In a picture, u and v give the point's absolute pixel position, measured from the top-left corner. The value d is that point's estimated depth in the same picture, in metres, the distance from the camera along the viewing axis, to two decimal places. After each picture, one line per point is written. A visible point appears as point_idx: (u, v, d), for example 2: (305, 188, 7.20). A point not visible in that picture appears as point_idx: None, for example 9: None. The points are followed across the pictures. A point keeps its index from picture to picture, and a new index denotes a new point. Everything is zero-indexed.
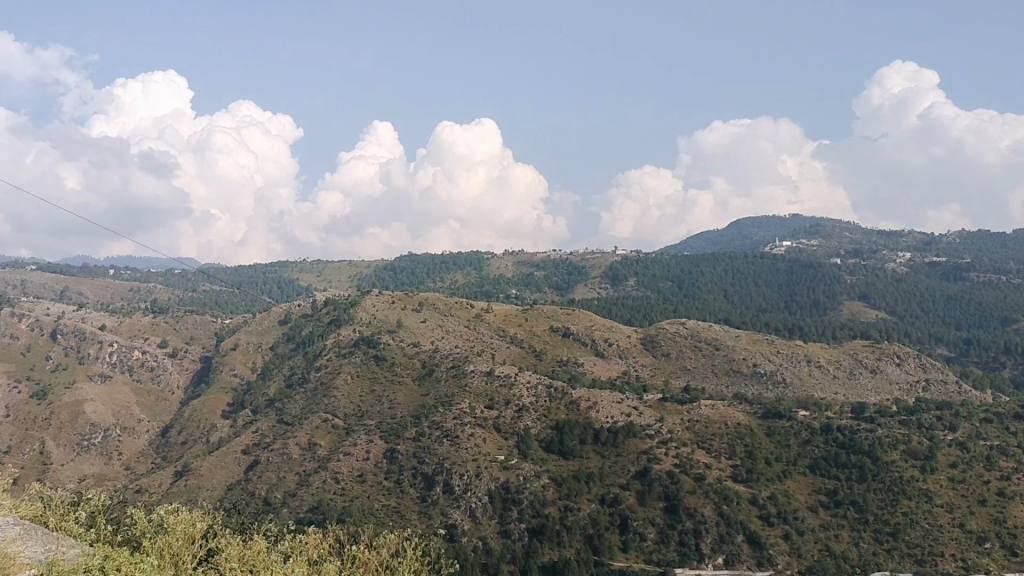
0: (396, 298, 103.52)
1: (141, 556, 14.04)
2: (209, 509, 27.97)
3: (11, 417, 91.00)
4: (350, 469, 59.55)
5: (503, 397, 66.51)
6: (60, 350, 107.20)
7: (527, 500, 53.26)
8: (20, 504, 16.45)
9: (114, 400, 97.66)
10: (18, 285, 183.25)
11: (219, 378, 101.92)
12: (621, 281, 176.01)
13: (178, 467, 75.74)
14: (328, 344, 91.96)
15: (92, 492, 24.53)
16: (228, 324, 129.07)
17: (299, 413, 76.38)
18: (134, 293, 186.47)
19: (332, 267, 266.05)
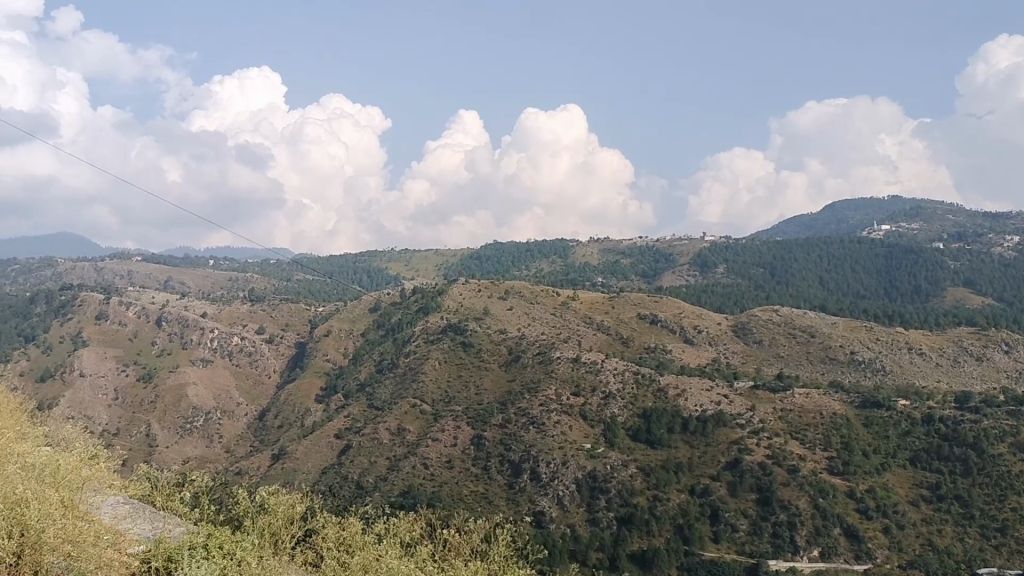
0: (483, 287, 104.38)
1: (244, 537, 14.60)
2: (309, 492, 29.01)
3: (119, 399, 97.19)
4: (438, 455, 60.69)
5: (589, 384, 66.35)
6: (164, 336, 113.12)
7: (614, 489, 53.14)
8: (128, 486, 17.21)
9: (215, 383, 101.94)
10: (125, 277, 194.11)
11: (313, 363, 105.10)
12: (710, 268, 173.08)
13: (274, 450, 78.57)
14: (416, 332, 93.65)
15: (200, 474, 25.71)
16: (322, 311, 132.60)
17: (389, 398, 78.14)
18: (233, 282, 193.82)
19: (420, 255, 270.86)
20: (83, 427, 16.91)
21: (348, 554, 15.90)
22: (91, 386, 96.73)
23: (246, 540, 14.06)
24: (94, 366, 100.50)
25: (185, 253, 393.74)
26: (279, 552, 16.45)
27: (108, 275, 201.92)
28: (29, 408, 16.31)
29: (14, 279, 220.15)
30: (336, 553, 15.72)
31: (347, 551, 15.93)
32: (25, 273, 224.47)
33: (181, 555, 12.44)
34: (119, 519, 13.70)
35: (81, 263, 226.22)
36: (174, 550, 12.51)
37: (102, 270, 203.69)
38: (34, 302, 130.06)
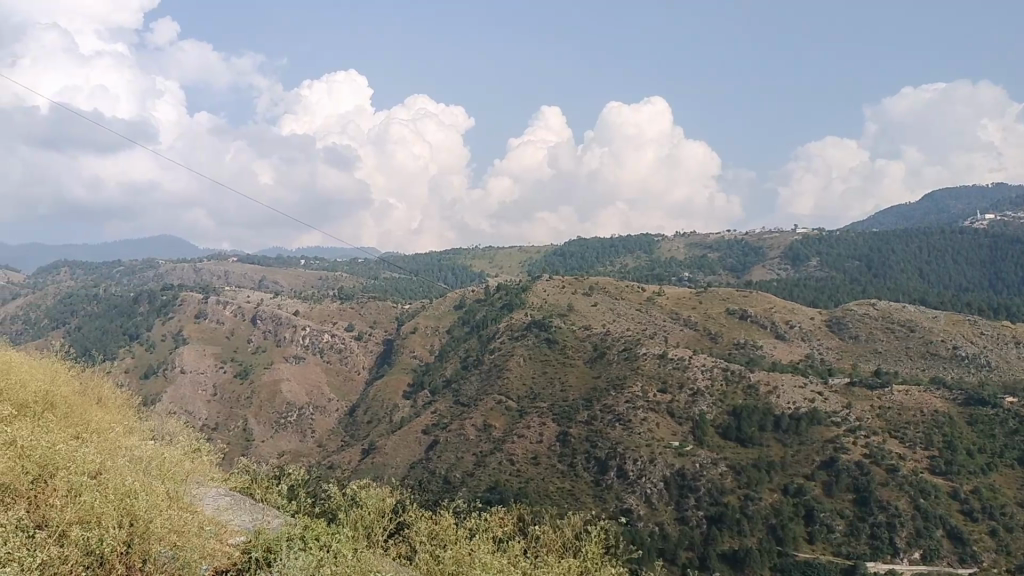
0: (567, 283, 104.37)
1: (338, 530, 14.84)
2: (401, 486, 29.61)
3: (218, 395, 101.22)
4: (524, 452, 61.03)
5: (676, 380, 65.48)
6: (259, 334, 117.17)
7: (704, 487, 52.33)
8: (231, 480, 17.73)
9: (307, 380, 104.98)
10: (221, 278, 201.89)
11: (400, 360, 107.04)
12: (802, 260, 168.39)
13: (365, 445, 80.31)
14: (501, 329, 94.40)
15: (303, 469, 26.62)
16: (407, 309, 134.39)
17: (475, 394, 79.06)
18: (323, 280, 198.91)
19: (505, 253, 272.85)
20: (183, 422, 17.52)
21: (440, 546, 16.10)
22: (191, 382, 101.10)
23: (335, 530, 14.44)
24: (194, 363, 105.08)
25: (278, 254, 406.66)
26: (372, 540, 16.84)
27: (206, 276, 210.55)
28: (139, 404, 17.07)
29: (119, 279, 231.61)
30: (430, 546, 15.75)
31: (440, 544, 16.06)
32: (130, 274, 236.34)
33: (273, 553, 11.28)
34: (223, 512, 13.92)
35: (180, 263, 236.31)
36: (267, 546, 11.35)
37: (200, 270, 212.55)
38: (138, 301, 136.54)
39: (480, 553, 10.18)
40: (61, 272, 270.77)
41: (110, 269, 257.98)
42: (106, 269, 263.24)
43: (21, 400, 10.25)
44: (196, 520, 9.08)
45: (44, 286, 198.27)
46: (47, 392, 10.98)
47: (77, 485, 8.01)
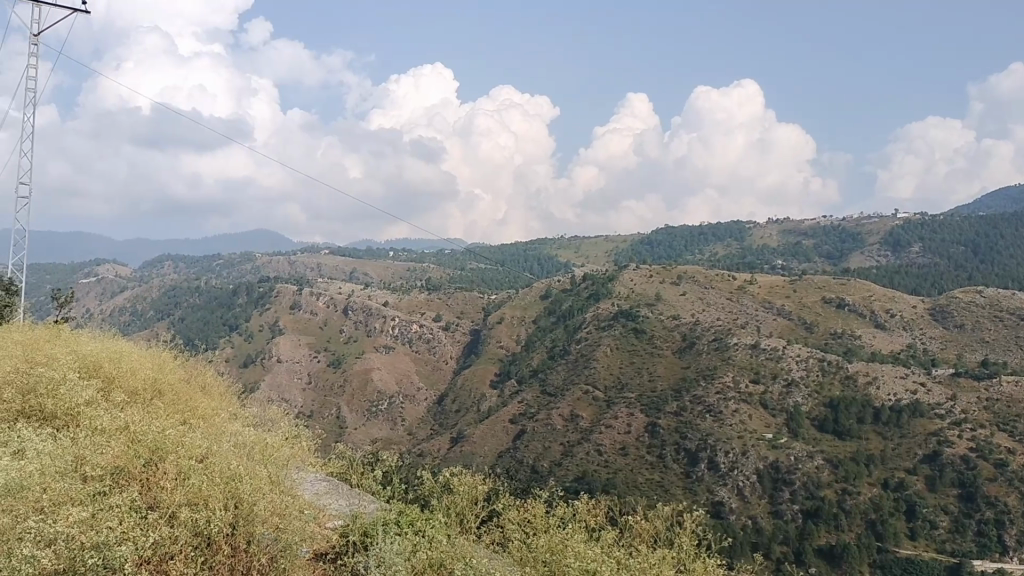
0: (655, 273, 103.23)
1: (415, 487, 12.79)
2: (500, 476, 29.95)
3: (312, 383, 104.54)
4: (612, 442, 60.97)
5: (770, 371, 63.87)
6: (351, 325, 120.28)
7: (799, 481, 51.12)
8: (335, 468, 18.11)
9: (397, 369, 106.99)
10: (314, 270, 207.73)
11: (487, 350, 107.90)
12: (903, 246, 161.40)
13: (453, 434, 81.41)
14: (588, 319, 94.32)
15: (403, 457, 27.24)
16: (494, 300, 134.48)
17: (562, 384, 79.24)
18: (411, 271, 202.41)
19: (591, 243, 272.32)
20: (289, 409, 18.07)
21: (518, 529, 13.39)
22: (287, 371, 104.75)
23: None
24: (290, 352, 108.84)
25: (370, 247, 416.53)
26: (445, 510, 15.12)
27: (300, 268, 217.38)
28: (242, 390, 17.50)
29: (219, 271, 241.07)
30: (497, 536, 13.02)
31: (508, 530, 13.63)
32: (229, 267, 245.83)
33: (383, 530, 7.89)
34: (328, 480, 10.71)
35: (276, 257, 244.47)
36: (372, 522, 7.96)
37: (295, 263, 219.67)
38: (236, 294, 141.90)
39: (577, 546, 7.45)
40: (167, 267, 283.82)
41: (211, 263, 269.07)
42: (208, 262, 274.64)
43: (134, 389, 10.68)
44: (302, 504, 7.41)
45: (150, 279, 208.45)
46: (156, 380, 11.40)
47: (186, 469, 6.81)
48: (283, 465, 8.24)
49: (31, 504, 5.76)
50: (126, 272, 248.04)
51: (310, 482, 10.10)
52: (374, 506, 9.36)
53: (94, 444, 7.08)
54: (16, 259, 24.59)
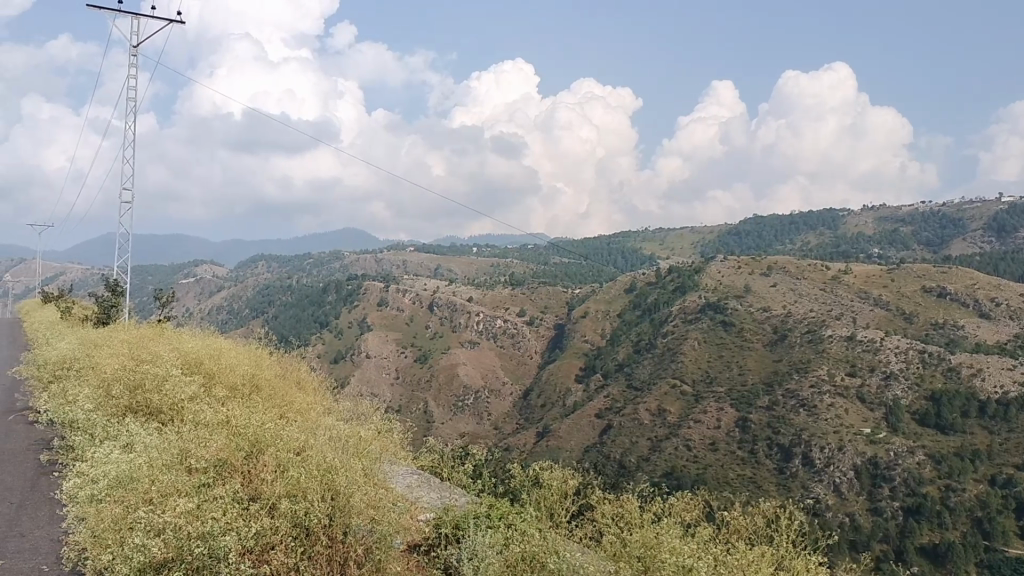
0: (743, 264, 101.29)
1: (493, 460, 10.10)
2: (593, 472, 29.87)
3: (400, 378, 107.05)
4: (701, 437, 60.30)
5: (867, 363, 61.68)
6: (437, 321, 122.62)
7: (900, 477, 49.33)
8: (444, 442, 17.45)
9: (483, 364, 107.85)
10: (401, 267, 211.97)
11: (572, 345, 107.79)
12: (1009, 231, 153.40)
13: (539, 428, 81.78)
14: (674, 312, 93.47)
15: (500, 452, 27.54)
16: (578, 293, 133.87)
17: (648, 378, 78.69)
18: (495, 267, 204.12)
19: (676, 237, 268.95)
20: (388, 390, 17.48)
21: (595, 479, 8.71)
22: (376, 366, 107.75)
23: (437, 453, 9.84)
24: (378, 348, 111.93)
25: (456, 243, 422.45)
26: (469, 446, 10.51)
27: (387, 265, 221.90)
28: (335, 383, 17.80)
29: (309, 270, 248.37)
30: (562, 486, 7.66)
31: (582, 478, 8.41)
32: (319, 265, 253.25)
33: (477, 522, 6.82)
34: (423, 476, 9.02)
35: (363, 254, 250.27)
36: (464, 515, 6.96)
37: (381, 261, 224.58)
38: (326, 290, 145.96)
39: (676, 532, 6.05)
40: (260, 266, 293.84)
41: (302, 262, 277.69)
42: (299, 261, 283.21)
43: (232, 382, 10.95)
44: (396, 496, 6.69)
45: (245, 279, 216.62)
46: (254, 374, 11.51)
47: (284, 461, 6.70)
48: (375, 451, 7.97)
49: (141, 497, 6.09)
50: (222, 272, 258.37)
51: (401, 475, 8.64)
52: (464, 499, 7.87)
53: (198, 438, 7.29)
54: (121, 259, 25.75)
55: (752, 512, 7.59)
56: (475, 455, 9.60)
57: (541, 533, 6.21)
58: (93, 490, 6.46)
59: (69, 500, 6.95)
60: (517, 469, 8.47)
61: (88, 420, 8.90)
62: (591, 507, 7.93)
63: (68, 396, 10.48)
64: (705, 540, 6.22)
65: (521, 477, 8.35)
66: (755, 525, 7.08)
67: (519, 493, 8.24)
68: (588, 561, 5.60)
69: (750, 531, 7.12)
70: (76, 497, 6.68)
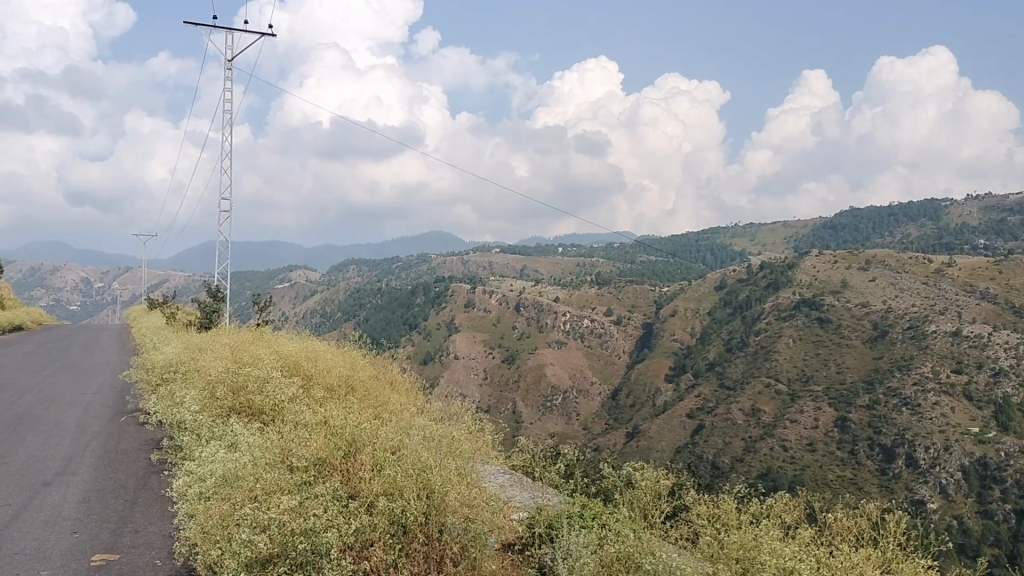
0: (839, 258, 98.28)
1: (588, 458, 9.97)
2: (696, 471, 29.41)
3: (488, 378, 108.55)
4: (799, 438, 58.88)
5: (974, 360, 58.86)
6: (524, 322, 123.83)
7: (1012, 479, 46.04)
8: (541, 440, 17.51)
9: (570, 364, 107.45)
10: (488, 269, 214.48)
11: (661, 343, 106.56)
12: None
13: (628, 428, 81.37)
14: (767, 309, 91.93)
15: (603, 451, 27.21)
16: (666, 291, 132.26)
17: (741, 377, 77.46)
18: (580, 266, 204.03)
19: (767, 233, 263.15)
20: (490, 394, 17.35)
21: (689, 478, 8.54)
22: (464, 367, 109.91)
23: (529, 452, 9.87)
24: (466, 349, 114.28)
25: (542, 244, 423.63)
26: (559, 444, 10.46)
27: (472, 267, 224.40)
28: (425, 385, 17.96)
29: (398, 273, 253.55)
30: (655, 485, 7.53)
31: (676, 479, 8.21)
32: (407, 268, 258.36)
33: (570, 522, 6.81)
34: (514, 474, 9.02)
35: (450, 256, 253.88)
36: (557, 513, 6.93)
37: (467, 263, 227.25)
38: (415, 293, 148.68)
39: (777, 533, 5.89)
40: (351, 270, 301.37)
41: (390, 265, 283.68)
42: (388, 264, 289.40)
43: (328, 383, 11.22)
44: (489, 495, 6.68)
45: (337, 283, 222.87)
46: (349, 375, 11.76)
47: (383, 460, 6.77)
48: (464, 446, 8.00)
49: (246, 494, 6.32)
50: (316, 276, 266.55)
51: (493, 474, 8.68)
52: (557, 498, 7.88)
53: (299, 438, 7.54)
54: (221, 267, 26.81)
55: (853, 513, 7.31)
56: (566, 452, 9.52)
57: (636, 532, 6.11)
58: (201, 488, 6.73)
59: (179, 497, 7.27)
60: (610, 469, 8.36)
61: (194, 420, 9.32)
62: (686, 508, 7.76)
63: (176, 398, 10.99)
64: (806, 541, 6.05)
65: (613, 476, 8.24)
66: (859, 525, 6.78)
67: (611, 493, 8.12)
68: (686, 562, 5.49)
69: (855, 533, 6.83)
70: (186, 495, 6.98)
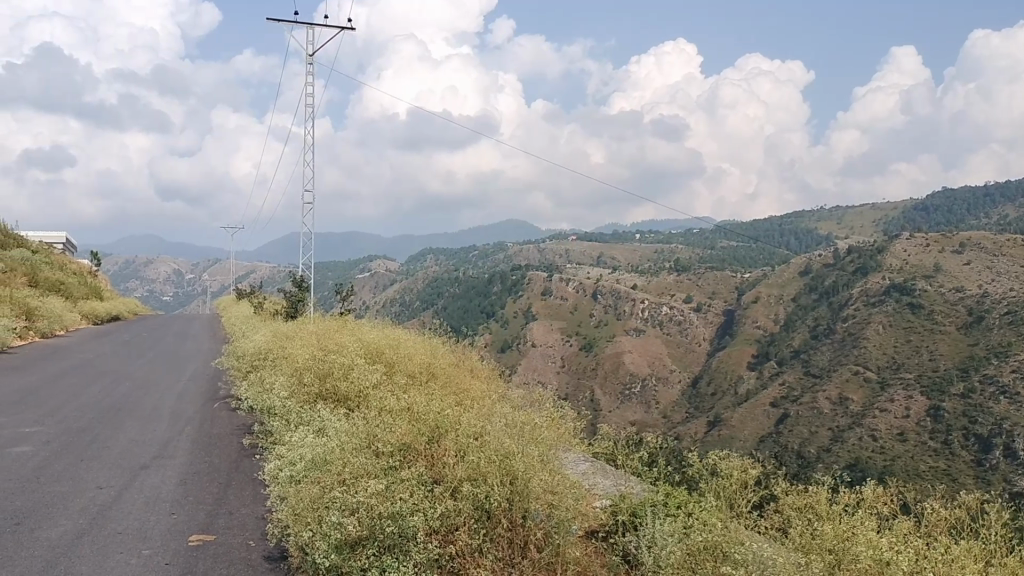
0: (932, 241, 94.57)
1: (664, 445, 9.78)
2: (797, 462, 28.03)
3: (566, 366, 108.73)
4: (889, 428, 56.91)
5: None
6: (601, 309, 123.54)
7: None
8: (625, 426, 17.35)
9: (649, 351, 106.64)
10: (564, 257, 214.19)
11: (743, 331, 104.66)
12: None
13: (710, 417, 80.33)
14: (855, 295, 89.29)
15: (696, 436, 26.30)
16: (748, 277, 129.71)
17: (828, 365, 75.64)
18: (658, 253, 201.68)
19: (855, 217, 254.75)
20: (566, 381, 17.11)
21: (778, 468, 8.41)
22: (542, 355, 110.52)
23: (610, 440, 9.86)
24: (544, 338, 114.90)
25: (620, 232, 419.78)
26: (642, 433, 10.38)
27: (549, 256, 224.38)
28: (506, 372, 18.01)
29: (476, 262, 255.31)
30: (742, 475, 7.42)
31: (764, 467, 8.09)
32: (484, 257, 259.84)
33: (655, 510, 6.76)
34: (598, 462, 8.99)
35: (527, 245, 254.41)
36: (641, 502, 6.89)
37: (544, 251, 227.45)
38: (491, 281, 149.75)
39: (873, 524, 5.74)
40: (429, 260, 305.07)
41: (468, 254, 285.90)
42: (465, 253, 291.67)
43: (410, 370, 11.40)
44: (572, 482, 6.68)
45: (415, 272, 225.93)
46: (429, 362, 11.92)
47: (467, 447, 6.84)
48: (545, 432, 8.03)
49: (335, 478, 6.46)
50: (395, 265, 270.70)
51: (575, 460, 8.71)
52: (640, 486, 7.82)
53: (384, 424, 7.67)
54: (305, 257, 27.49)
55: (952, 505, 7.01)
56: (648, 440, 9.44)
57: (723, 523, 5.99)
58: (292, 472, 6.94)
59: (270, 480, 7.52)
60: (694, 458, 8.24)
61: (284, 406, 9.60)
62: (774, 498, 7.58)
63: (266, 385, 11.36)
64: (903, 533, 5.88)
65: (698, 465, 8.13)
66: (961, 518, 6.53)
67: (696, 481, 8.02)
68: (776, 552, 5.36)
69: (952, 525, 6.56)
70: (277, 478, 7.20)
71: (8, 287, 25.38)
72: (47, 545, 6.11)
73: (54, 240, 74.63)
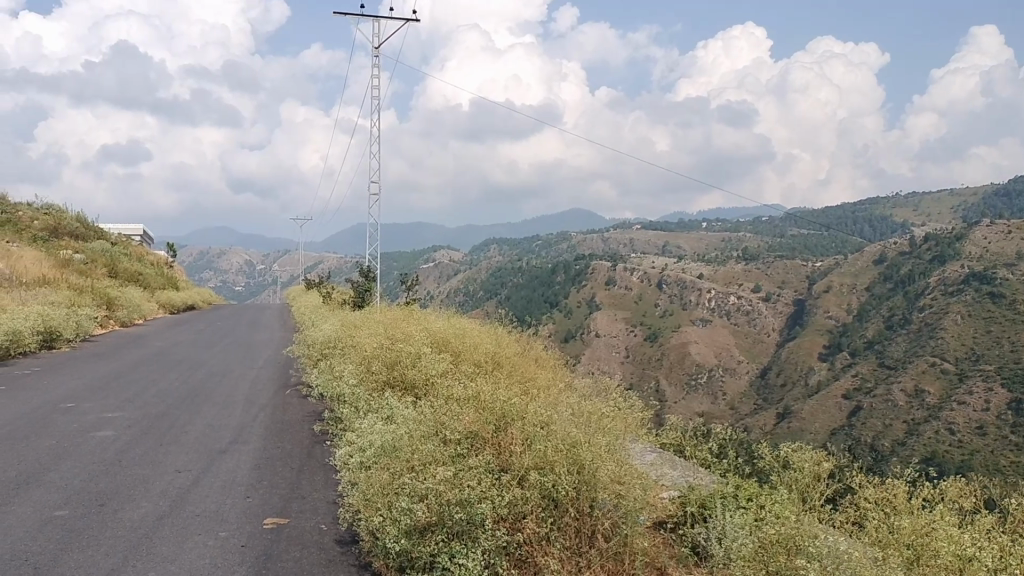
0: (1015, 227, 90.85)
1: (727, 436, 9.60)
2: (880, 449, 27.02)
3: (630, 356, 108.19)
4: (967, 420, 55.01)
5: None
6: (667, 299, 122.52)
7: None
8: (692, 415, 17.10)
9: (716, 342, 105.25)
10: (629, 247, 212.46)
11: (814, 320, 102.37)
12: None
13: (779, 409, 78.94)
14: (932, 284, 86.46)
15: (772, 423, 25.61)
16: (819, 266, 126.73)
17: (903, 356, 73.64)
18: (725, 242, 198.54)
19: (932, 203, 245.79)
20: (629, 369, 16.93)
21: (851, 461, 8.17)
22: (606, 345, 110.22)
23: (678, 430, 9.76)
24: (608, 328, 114.52)
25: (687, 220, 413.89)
26: (710, 424, 10.21)
27: (613, 245, 223.16)
28: (571, 360, 17.99)
29: (539, 251, 255.29)
30: (815, 468, 7.22)
31: (837, 459, 7.86)
32: (548, 247, 259.56)
33: (725, 502, 6.67)
34: (664, 452, 8.87)
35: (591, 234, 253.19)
36: (711, 494, 6.81)
37: (608, 240, 226.19)
38: (555, 271, 149.64)
39: (953, 519, 5.54)
40: (493, 250, 306.03)
41: (532, 244, 285.94)
42: (528, 243, 291.61)
43: (476, 358, 11.48)
44: (639, 472, 6.65)
45: (478, 263, 227.22)
46: (495, 351, 11.97)
47: (534, 435, 6.86)
48: (610, 421, 7.99)
49: (404, 464, 6.52)
50: (459, 255, 272.64)
51: (642, 450, 8.64)
52: (709, 477, 7.71)
53: (451, 411, 7.73)
54: (372, 248, 27.83)
55: None
56: (717, 431, 9.29)
57: (796, 516, 5.86)
58: (361, 458, 7.08)
59: (341, 466, 7.65)
60: (765, 450, 8.06)
61: (353, 393, 9.76)
62: (847, 492, 7.37)
63: (335, 372, 11.58)
64: (986, 529, 5.67)
65: (769, 458, 7.94)
66: None
67: (766, 474, 7.85)
68: (851, 546, 5.23)
69: None
70: (347, 464, 7.33)
71: (90, 278, 26.37)
72: (129, 525, 6.35)
73: (133, 234, 77.46)
